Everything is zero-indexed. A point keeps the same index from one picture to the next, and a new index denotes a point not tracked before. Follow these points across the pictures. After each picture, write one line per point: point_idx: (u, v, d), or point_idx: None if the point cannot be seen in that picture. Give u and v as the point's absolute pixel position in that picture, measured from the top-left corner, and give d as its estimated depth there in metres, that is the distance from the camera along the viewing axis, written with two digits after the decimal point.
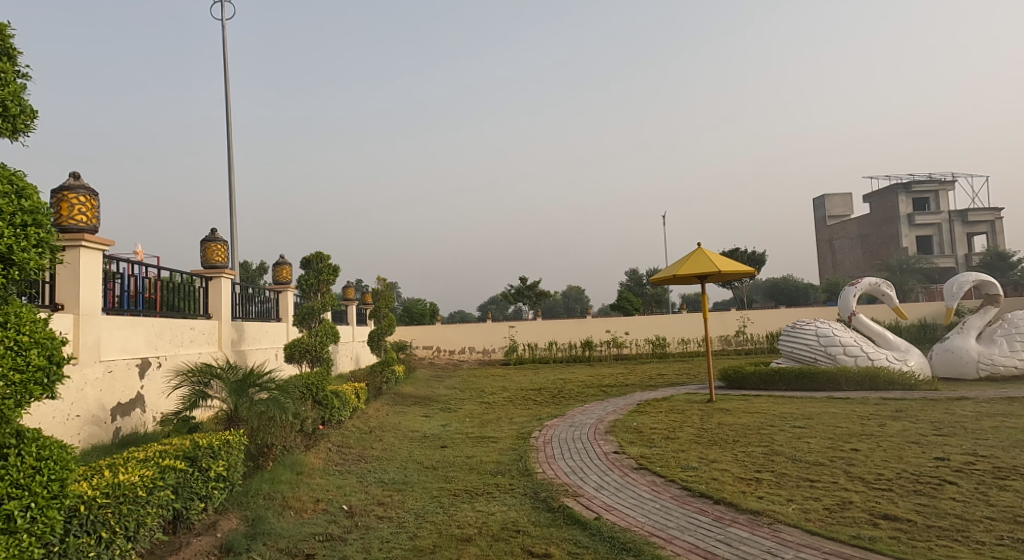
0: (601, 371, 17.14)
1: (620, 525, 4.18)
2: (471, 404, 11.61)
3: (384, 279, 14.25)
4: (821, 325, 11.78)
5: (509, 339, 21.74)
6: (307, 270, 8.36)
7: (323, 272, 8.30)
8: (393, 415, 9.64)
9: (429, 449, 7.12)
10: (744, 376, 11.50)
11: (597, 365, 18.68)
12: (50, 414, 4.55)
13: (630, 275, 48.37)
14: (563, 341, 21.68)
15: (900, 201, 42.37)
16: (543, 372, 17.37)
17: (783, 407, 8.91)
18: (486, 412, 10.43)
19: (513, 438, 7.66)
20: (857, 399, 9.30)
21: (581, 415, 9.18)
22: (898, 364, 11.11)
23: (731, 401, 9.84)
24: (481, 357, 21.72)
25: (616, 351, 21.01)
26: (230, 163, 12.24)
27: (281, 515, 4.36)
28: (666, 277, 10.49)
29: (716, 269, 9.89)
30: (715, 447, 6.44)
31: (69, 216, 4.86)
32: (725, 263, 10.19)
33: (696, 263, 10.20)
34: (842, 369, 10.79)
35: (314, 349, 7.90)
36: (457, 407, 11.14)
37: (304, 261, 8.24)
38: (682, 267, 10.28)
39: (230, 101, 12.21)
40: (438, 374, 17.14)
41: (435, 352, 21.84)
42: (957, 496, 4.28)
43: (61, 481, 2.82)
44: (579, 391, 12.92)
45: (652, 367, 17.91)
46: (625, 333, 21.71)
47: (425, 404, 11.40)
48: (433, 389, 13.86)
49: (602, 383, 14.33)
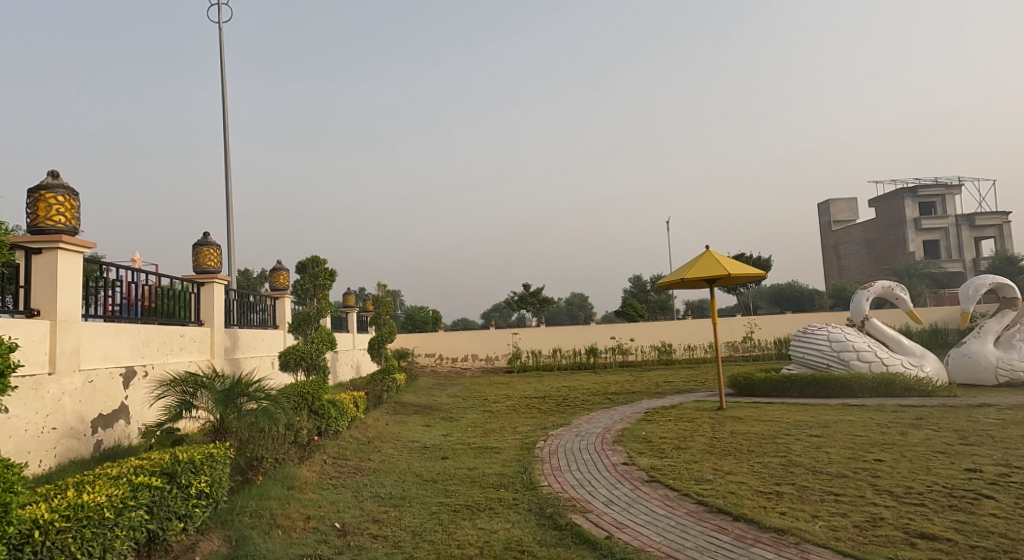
0: (606, 378, 16.82)
1: (633, 545, 3.87)
2: (473, 412, 11.30)
3: (384, 285, 13.93)
4: (834, 330, 11.46)
5: (512, 347, 21.41)
6: (302, 275, 8.04)
7: (318, 276, 7.96)
8: (393, 425, 9.35)
9: (429, 461, 6.82)
10: (755, 383, 11.18)
11: (602, 372, 18.35)
12: (23, 427, 4.27)
13: (633, 281, 48.04)
14: (567, 347, 21.35)
15: (906, 205, 42.03)
16: (547, 380, 17.06)
17: (798, 415, 8.59)
18: (489, 421, 10.11)
19: (517, 448, 7.35)
20: (874, 406, 8.96)
21: (587, 424, 8.88)
22: (914, 370, 10.77)
23: (742, 409, 9.51)
24: (484, 365, 21.40)
25: (621, 357, 20.68)
26: (228, 168, 12.01)
27: (267, 535, 4.06)
28: (673, 281, 10.18)
29: (725, 272, 9.59)
30: (730, 458, 6.12)
31: (47, 217, 4.61)
32: (736, 266, 9.87)
33: (704, 267, 9.91)
34: (857, 375, 10.46)
35: (309, 357, 7.60)
36: (459, 416, 10.84)
37: (298, 265, 7.94)
38: (690, 270, 9.98)
39: (227, 103, 12.00)
40: (441, 382, 16.84)
41: (437, 360, 21.56)
42: (997, 512, 3.96)
43: (6, 505, 2.53)
44: (584, 398, 12.59)
45: (658, 373, 17.59)
46: (630, 339, 21.37)
47: (426, 413, 11.11)
48: (435, 397, 13.56)
49: (608, 390, 13.99)
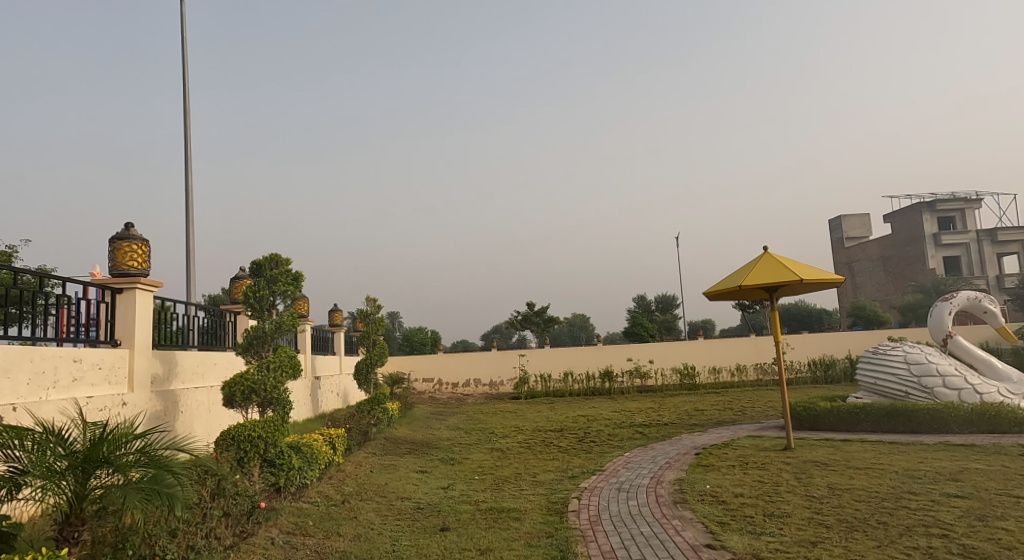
0: (626, 406, 14.89)
1: None
2: (479, 451, 9.35)
3: (373, 299, 11.95)
4: (911, 350, 9.56)
5: (519, 370, 19.40)
6: (257, 278, 5.99)
7: (278, 280, 5.92)
8: (380, 472, 7.40)
9: (423, 534, 4.88)
10: (819, 415, 9.30)
11: (620, 399, 16.45)
12: None
13: (638, 302, 46.33)
14: (579, 371, 19.34)
15: (924, 221, 40.37)
16: (559, 408, 15.08)
17: (902, 461, 6.66)
18: (499, 465, 8.17)
19: (543, 512, 5.44)
20: (991, 447, 7.04)
21: (627, 472, 6.96)
22: (1014, 400, 8.85)
23: (817, 450, 7.63)
24: (488, 391, 19.42)
25: (639, 382, 18.76)
26: (188, 161, 10.21)
27: None
28: (724, 289, 8.31)
29: (795, 277, 7.70)
30: (861, 536, 4.21)
31: None
32: (804, 268, 8.03)
33: (764, 272, 8.03)
34: (947, 406, 8.58)
35: (263, 390, 5.65)
36: (462, 456, 8.88)
37: (253, 266, 5.93)
38: (747, 275, 8.10)
39: (188, 84, 10.27)
40: (439, 411, 14.83)
41: (436, 386, 19.64)
42: None
43: None
44: (609, 433, 10.63)
45: (683, 400, 15.70)
46: (649, 361, 19.37)
47: (422, 452, 9.15)
48: (433, 431, 11.58)
49: (634, 422, 12.05)
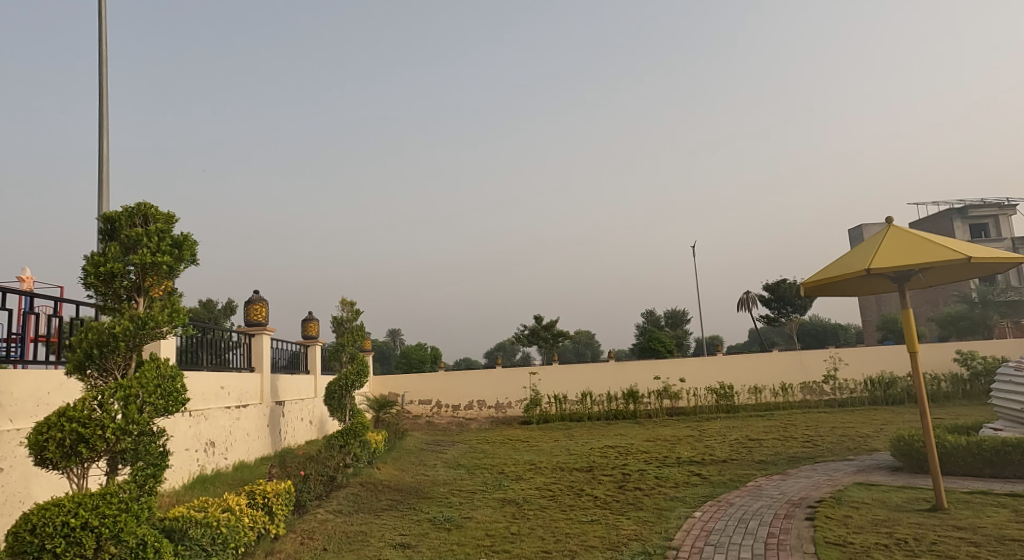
0: (661, 434, 12.38)
1: None
2: (486, 504, 6.83)
3: (350, 303, 9.44)
4: None
5: (530, 391, 16.86)
6: (108, 245, 3.55)
7: (140, 245, 3.49)
8: (339, 552, 4.88)
9: None
10: (954, 455, 6.76)
11: (647, 424, 13.96)
12: None
13: (647, 316, 43.92)
14: (599, 392, 16.74)
15: (955, 228, 37.92)
16: (580, 436, 12.56)
17: None
18: (516, 530, 5.64)
19: None
20: None
21: None
22: None
23: (993, 515, 5.11)
24: (493, 415, 16.89)
25: (669, 405, 16.40)
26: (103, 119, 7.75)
27: None
28: (833, 279, 5.82)
29: (950, 255, 5.23)
30: None
31: None
32: (956, 245, 5.52)
33: (895, 250, 5.56)
34: None
35: (98, 438, 3.16)
36: (464, 514, 6.35)
37: (104, 221, 3.51)
38: (871, 256, 5.62)
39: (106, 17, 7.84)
40: (437, 441, 12.32)
41: (433, 409, 17.12)
42: None
43: None
44: (657, 476, 8.08)
45: (726, 426, 13.16)
46: (679, 381, 16.74)
47: (407, 508, 6.61)
48: (427, 470, 9.08)
49: (682, 459, 9.50)
